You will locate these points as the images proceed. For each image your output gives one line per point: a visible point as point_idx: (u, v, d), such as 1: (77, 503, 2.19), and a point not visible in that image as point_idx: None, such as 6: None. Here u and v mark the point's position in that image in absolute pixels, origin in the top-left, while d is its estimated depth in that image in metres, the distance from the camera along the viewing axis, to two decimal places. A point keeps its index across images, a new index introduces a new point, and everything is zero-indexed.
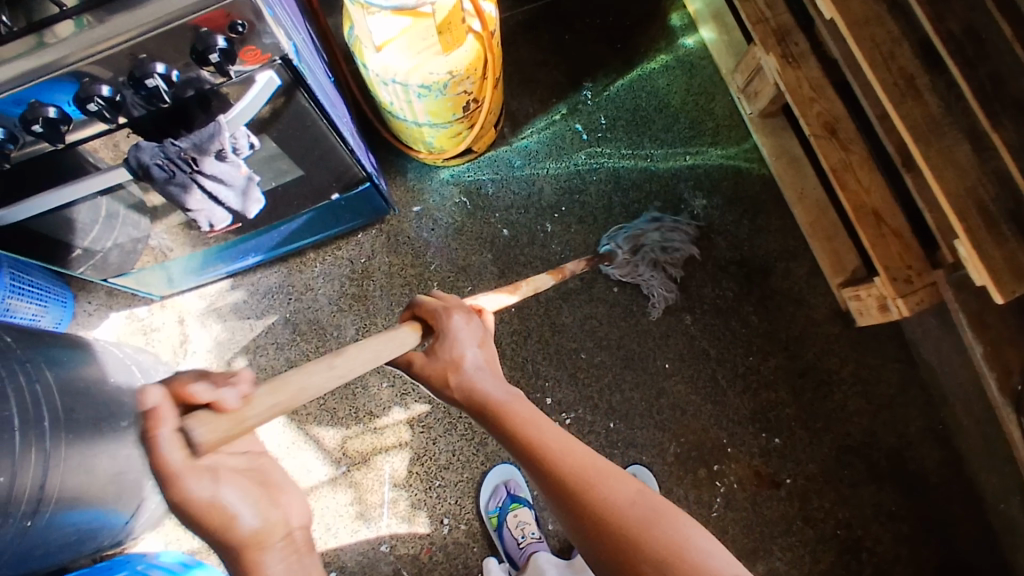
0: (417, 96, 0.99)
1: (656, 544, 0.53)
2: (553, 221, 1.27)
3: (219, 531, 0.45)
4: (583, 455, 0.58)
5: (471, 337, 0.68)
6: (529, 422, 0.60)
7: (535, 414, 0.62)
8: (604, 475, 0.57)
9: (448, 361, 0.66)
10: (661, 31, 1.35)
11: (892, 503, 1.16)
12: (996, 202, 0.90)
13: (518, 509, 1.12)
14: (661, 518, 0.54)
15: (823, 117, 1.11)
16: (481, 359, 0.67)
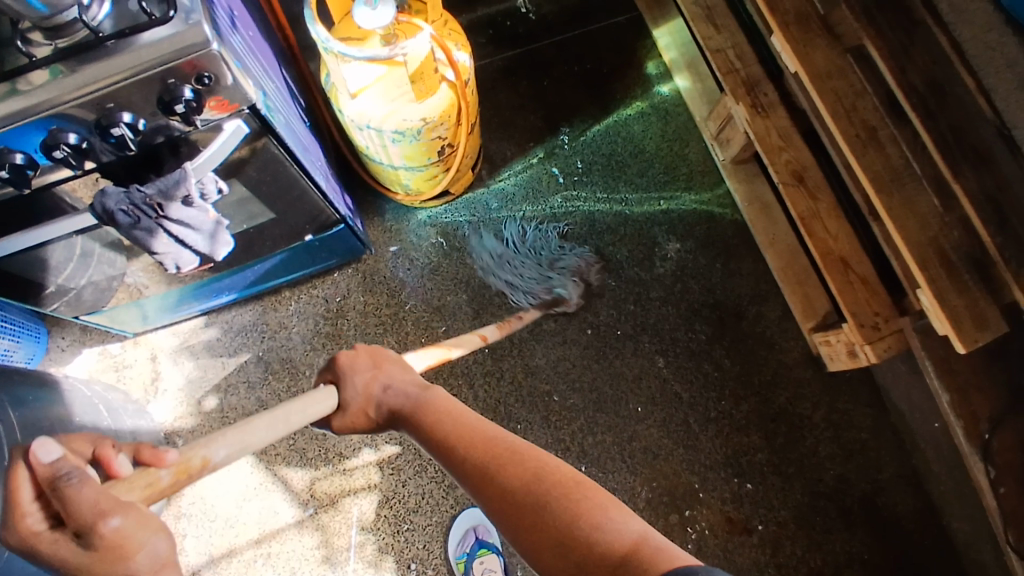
0: (392, 140, 1.01)
1: (544, 497, 0.62)
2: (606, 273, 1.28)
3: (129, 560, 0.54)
4: (491, 434, 0.69)
5: (376, 364, 0.75)
6: (445, 414, 0.71)
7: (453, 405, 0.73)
8: (505, 451, 0.66)
9: (364, 392, 0.73)
10: (636, 78, 1.39)
11: (865, 551, 1.15)
12: (958, 252, 0.91)
13: (485, 555, 1.13)
14: (551, 497, 0.61)
15: (791, 165, 1.13)
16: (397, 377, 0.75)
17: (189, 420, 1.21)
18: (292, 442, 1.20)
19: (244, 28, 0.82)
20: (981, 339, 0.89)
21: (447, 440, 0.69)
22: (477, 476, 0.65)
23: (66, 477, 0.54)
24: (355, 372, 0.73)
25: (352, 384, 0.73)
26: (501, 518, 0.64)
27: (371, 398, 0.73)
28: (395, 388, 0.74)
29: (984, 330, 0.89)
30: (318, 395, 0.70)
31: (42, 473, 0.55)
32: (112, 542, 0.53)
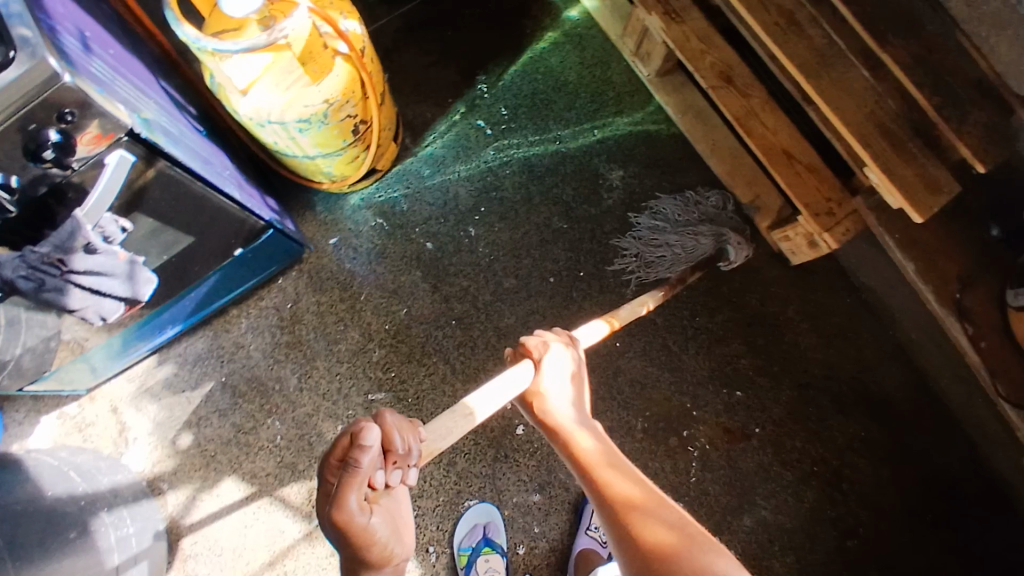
0: (299, 131, 0.95)
1: (681, 535, 0.64)
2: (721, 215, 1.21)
3: (366, 544, 0.54)
4: (642, 482, 0.71)
5: (551, 376, 0.80)
6: (599, 448, 0.75)
7: (603, 445, 0.77)
8: (654, 499, 0.69)
9: (539, 392, 0.79)
10: (543, 8, 1.32)
11: (861, 429, 1.18)
12: (896, 122, 0.90)
13: (490, 554, 1.11)
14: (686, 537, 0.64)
15: (717, 66, 1.09)
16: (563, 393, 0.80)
17: (169, 462, 1.17)
18: (279, 459, 1.16)
19: (101, 47, 0.75)
20: (935, 204, 0.88)
21: (595, 467, 0.72)
22: (620, 505, 0.67)
23: (362, 466, 0.51)
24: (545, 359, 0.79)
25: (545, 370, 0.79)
26: (627, 556, 0.63)
27: (539, 398, 0.79)
28: (561, 404, 0.79)
29: (937, 194, 0.88)
30: (521, 369, 0.76)
31: (364, 446, 0.51)
32: (365, 535, 0.53)
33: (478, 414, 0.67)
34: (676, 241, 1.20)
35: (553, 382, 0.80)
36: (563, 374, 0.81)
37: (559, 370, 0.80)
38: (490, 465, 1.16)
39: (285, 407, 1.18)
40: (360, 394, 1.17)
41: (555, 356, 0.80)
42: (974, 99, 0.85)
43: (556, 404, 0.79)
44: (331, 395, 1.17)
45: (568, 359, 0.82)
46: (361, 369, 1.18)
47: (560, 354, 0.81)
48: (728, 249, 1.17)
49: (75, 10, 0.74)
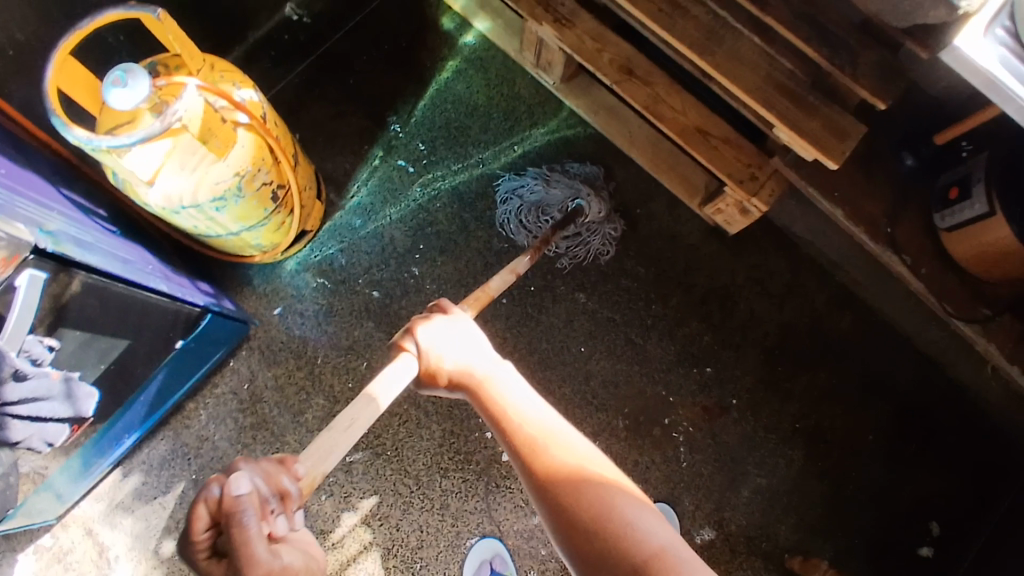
0: (216, 209, 0.93)
1: (590, 489, 0.59)
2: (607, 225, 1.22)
3: None
4: (557, 429, 0.65)
5: (437, 339, 0.72)
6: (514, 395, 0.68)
7: (518, 386, 0.70)
8: (568, 449, 0.63)
9: (432, 364, 0.71)
10: (438, 39, 1.32)
11: (831, 377, 1.21)
12: (794, 81, 0.93)
13: None
14: (598, 488, 0.59)
15: (616, 61, 1.11)
16: (456, 352, 0.71)
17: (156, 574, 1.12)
18: None
19: None
20: (846, 149, 0.91)
21: (505, 417, 0.66)
22: (532, 464, 0.62)
23: (246, 514, 0.52)
24: (428, 339, 0.71)
25: (430, 340, 0.71)
26: (543, 511, 0.60)
27: (439, 366, 0.70)
28: (462, 363, 0.70)
29: (846, 140, 0.92)
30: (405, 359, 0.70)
31: (230, 502, 0.52)
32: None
33: (382, 402, 0.67)
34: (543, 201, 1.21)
35: (447, 348, 0.71)
36: (459, 331, 0.73)
37: (451, 331, 0.73)
38: (484, 498, 1.14)
39: None
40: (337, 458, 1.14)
41: (440, 320, 0.74)
42: (860, 44, 0.88)
43: (457, 363, 0.70)
44: None
45: (459, 320, 0.75)
46: None
47: (440, 321, 0.74)
48: (581, 201, 1.18)
49: None
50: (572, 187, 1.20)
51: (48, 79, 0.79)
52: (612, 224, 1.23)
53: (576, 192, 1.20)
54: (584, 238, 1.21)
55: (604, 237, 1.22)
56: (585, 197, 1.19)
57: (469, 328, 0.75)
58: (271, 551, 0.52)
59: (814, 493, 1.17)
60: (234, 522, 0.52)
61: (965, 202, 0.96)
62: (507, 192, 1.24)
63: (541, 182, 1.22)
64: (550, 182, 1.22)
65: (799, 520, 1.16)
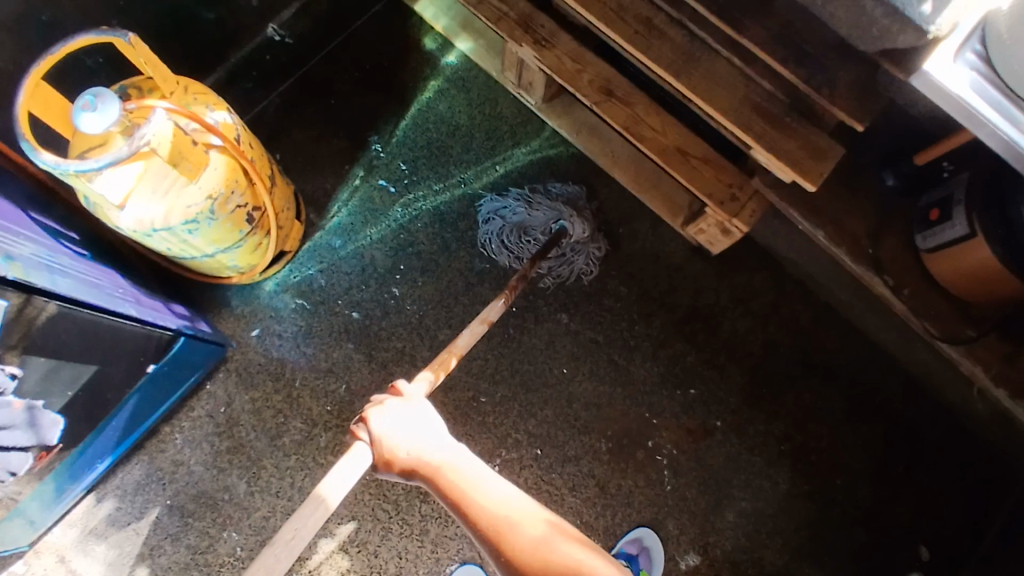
0: (189, 232, 0.91)
1: None
2: (591, 243, 1.20)
3: None
4: (545, 523, 0.61)
5: (394, 429, 0.64)
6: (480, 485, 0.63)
7: (485, 473, 0.65)
8: (559, 546, 0.59)
9: (388, 454, 0.64)
10: (420, 59, 1.32)
11: (816, 398, 1.20)
12: (771, 102, 0.93)
13: None
14: None
15: (596, 82, 1.10)
16: (416, 439, 0.65)
17: None
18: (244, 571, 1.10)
19: None
20: (825, 171, 0.90)
21: (483, 516, 0.60)
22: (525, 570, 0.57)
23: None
24: (382, 428, 0.64)
25: (386, 431, 0.64)
26: None
27: (399, 460, 0.63)
28: (424, 452, 0.64)
29: (824, 161, 0.91)
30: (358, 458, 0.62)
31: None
32: None
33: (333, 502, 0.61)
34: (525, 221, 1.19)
35: (407, 438, 0.64)
36: (415, 414, 0.67)
37: (405, 415, 0.66)
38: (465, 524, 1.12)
39: (238, 517, 1.11)
40: (315, 483, 1.12)
41: (395, 403, 0.67)
42: (836, 65, 0.88)
43: (413, 449, 0.64)
44: (284, 493, 1.12)
45: (416, 400, 0.69)
46: (310, 458, 1.13)
47: (393, 405, 0.66)
48: (564, 223, 1.16)
49: None
50: (556, 208, 1.19)
51: (20, 105, 0.78)
52: (596, 242, 1.21)
53: (559, 213, 1.18)
54: (569, 258, 1.20)
55: (589, 257, 1.21)
56: (569, 218, 1.17)
57: (427, 409, 0.69)
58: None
59: (800, 516, 1.16)
60: None
61: (946, 223, 0.96)
62: (491, 215, 1.23)
63: (524, 204, 1.21)
64: (533, 203, 1.20)
65: (785, 544, 1.14)
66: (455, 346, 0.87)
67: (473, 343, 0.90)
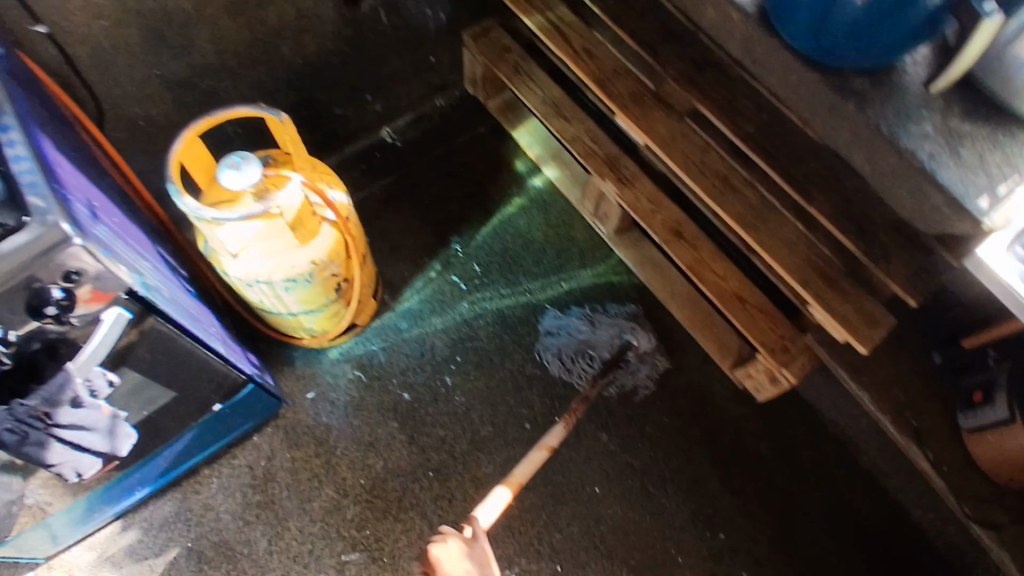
0: (285, 290, 1.01)
1: None
2: (651, 357, 1.28)
3: None
4: None
5: (451, 567, 0.75)
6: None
7: None
8: None
9: None
10: (510, 177, 1.46)
11: (847, 569, 1.17)
12: (830, 265, 1.00)
13: None
14: None
15: (667, 223, 1.20)
16: None
17: None
18: None
19: (107, 216, 0.82)
20: (877, 335, 0.95)
21: None
22: None
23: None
24: (446, 563, 0.75)
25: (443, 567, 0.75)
26: None
27: None
28: None
29: (877, 326, 0.96)
30: None
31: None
32: None
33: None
34: (589, 343, 1.26)
35: None
36: (474, 556, 0.77)
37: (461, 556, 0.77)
38: None
39: (252, 573, 1.12)
40: (333, 555, 1.13)
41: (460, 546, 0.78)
42: (895, 243, 0.95)
43: None
44: (301, 558, 1.12)
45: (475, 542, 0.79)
46: (334, 527, 1.15)
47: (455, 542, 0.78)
48: (628, 336, 1.26)
49: (86, 185, 0.82)
50: (618, 323, 1.28)
51: (173, 153, 0.91)
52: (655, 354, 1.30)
53: (622, 327, 1.28)
54: (633, 369, 1.27)
55: (651, 369, 1.28)
56: (631, 332, 1.27)
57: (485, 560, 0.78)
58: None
59: None
60: None
61: (988, 406, 0.98)
62: (554, 332, 1.29)
63: (586, 325, 1.28)
64: (596, 321, 1.29)
65: None
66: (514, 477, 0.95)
67: (539, 464, 0.99)
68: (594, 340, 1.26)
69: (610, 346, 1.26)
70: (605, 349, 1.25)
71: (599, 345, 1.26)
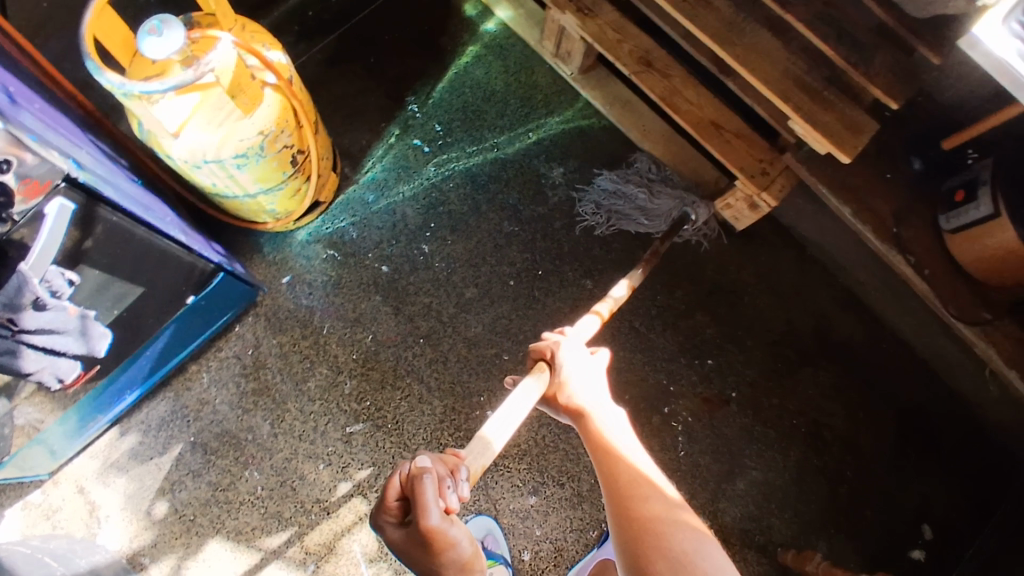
0: (237, 167, 0.94)
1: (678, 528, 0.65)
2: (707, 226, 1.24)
3: (441, 553, 0.55)
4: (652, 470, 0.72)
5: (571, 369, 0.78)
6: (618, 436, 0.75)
7: (621, 427, 0.77)
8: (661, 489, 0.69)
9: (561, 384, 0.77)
10: (460, 25, 1.35)
11: (830, 376, 1.23)
12: (810, 75, 0.95)
13: (494, 567, 1.09)
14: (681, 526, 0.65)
15: (635, 53, 1.13)
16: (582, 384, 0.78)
17: (146, 535, 1.11)
18: (263, 510, 1.12)
19: (26, 101, 0.73)
20: (860, 144, 0.92)
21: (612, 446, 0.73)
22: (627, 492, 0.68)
23: (424, 481, 0.56)
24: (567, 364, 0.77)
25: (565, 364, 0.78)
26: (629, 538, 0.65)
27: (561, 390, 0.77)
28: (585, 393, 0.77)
29: (860, 135, 0.93)
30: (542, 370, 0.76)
31: (415, 473, 0.57)
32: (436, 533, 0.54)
33: (496, 444, 0.66)
34: (641, 206, 1.22)
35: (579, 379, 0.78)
36: (589, 363, 0.80)
37: (576, 360, 0.79)
38: (482, 476, 1.14)
39: (261, 456, 1.13)
40: (337, 428, 1.15)
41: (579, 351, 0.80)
42: (877, 43, 0.91)
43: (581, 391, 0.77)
44: (307, 436, 1.14)
45: (584, 351, 0.81)
46: (334, 403, 1.15)
47: (564, 347, 0.79)
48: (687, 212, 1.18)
49: None
50: (680, 195, 1.20)
51: (85, 24, 0.80)
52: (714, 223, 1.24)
53: (683, 199, 1.19)
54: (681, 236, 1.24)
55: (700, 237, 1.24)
56: (693, 206, 1.19)
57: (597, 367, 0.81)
58: (445, 521, 0.55)
59: (809, 489, 1.18)
60: (417, 483, 0.56)
61: (972, 203, 0.99)
62: (615, 187, 1.25)
63: (645, 190, 1.22)
64: (656, 189, 1.22)
65: (793, 515, 1.17)
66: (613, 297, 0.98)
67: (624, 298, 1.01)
68: (645, 206, 1.22)
69: (665, 216, 1.21)
70: (657, 217, 1.21)
71: (652, 212, 1.21)
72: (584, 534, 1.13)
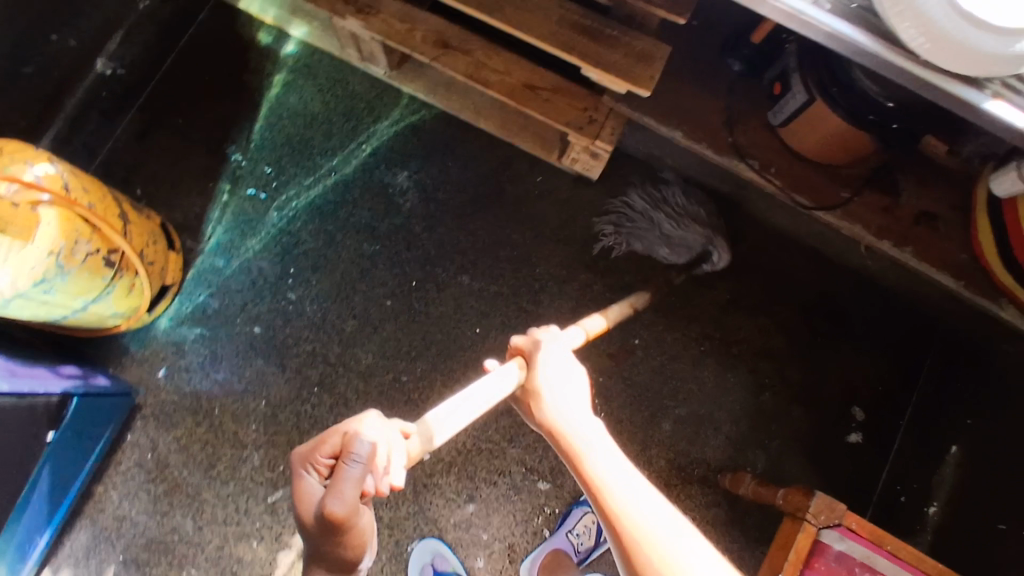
0: (43, 293, 0.89)
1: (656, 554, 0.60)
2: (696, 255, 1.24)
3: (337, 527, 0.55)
4: (633, 480, 0.65)
5: (544, 375, 0.73)
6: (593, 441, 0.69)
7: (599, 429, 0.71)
8: (643, 506, 0.63)
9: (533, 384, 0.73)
10: (259, 56, 1.28)
11: (724, 293, 1.22)
12: (588, 18, 0.91)
13: None
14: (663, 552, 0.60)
15: (428, 38, 1.08)
16: (557, 390, 0.72)
17: None
18: None
19: None
20: (655, 73, 0.89)
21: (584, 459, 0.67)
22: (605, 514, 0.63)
23: (354, 461, 0.56)
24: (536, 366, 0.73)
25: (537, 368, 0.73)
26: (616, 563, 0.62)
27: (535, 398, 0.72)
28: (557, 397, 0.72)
29: (652, 63, 0.90)
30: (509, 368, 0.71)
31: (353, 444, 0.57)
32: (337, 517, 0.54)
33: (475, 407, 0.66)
34: (662, 233, 1.19)
35: (551, 380, 0.73)
36: (562, 362, 0.75)
37: (557, 361, 0.74)
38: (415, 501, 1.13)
39: (193, 553, 1.11)
40: (260, 501, 1.12)
41: (552, 351, 0.75)
42: None
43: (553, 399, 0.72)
44: (232, 519, 1.12)
45: (563, 352, 0.76)
46: (248, 479, 1.13)
47: (551, 350, 0.75)
48: (714, 251, 1.19)
49: None
50: (707, 236, 1.19)
51: None
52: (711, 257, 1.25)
53: (709, 240, 1.19)
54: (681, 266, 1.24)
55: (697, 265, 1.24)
56: (719, 254, 1.19)
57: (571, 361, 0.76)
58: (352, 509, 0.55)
59: (733, 408, 1.19)
60: (343, 463, 0.56)
61: (789, 94, 0.96)
62: (630, 216, 1.21)
63: (673, 221, 1.18)
64: (680, 219, 1.18)
65: (725, 438, 1.17)
66: (608, 311, 1.01)
67: (619, 313, 1.04)
68: (665, 239, 1.19)
69: (685, 247, 1.19)
70: (678, 247, 1.19)
71: (671, 238, 1.19)
72: (531, 524, 1.13)
